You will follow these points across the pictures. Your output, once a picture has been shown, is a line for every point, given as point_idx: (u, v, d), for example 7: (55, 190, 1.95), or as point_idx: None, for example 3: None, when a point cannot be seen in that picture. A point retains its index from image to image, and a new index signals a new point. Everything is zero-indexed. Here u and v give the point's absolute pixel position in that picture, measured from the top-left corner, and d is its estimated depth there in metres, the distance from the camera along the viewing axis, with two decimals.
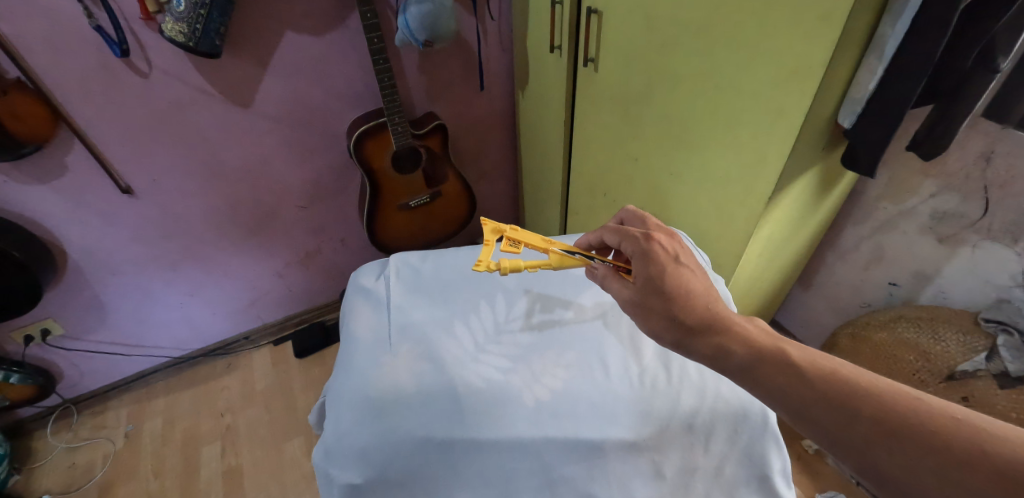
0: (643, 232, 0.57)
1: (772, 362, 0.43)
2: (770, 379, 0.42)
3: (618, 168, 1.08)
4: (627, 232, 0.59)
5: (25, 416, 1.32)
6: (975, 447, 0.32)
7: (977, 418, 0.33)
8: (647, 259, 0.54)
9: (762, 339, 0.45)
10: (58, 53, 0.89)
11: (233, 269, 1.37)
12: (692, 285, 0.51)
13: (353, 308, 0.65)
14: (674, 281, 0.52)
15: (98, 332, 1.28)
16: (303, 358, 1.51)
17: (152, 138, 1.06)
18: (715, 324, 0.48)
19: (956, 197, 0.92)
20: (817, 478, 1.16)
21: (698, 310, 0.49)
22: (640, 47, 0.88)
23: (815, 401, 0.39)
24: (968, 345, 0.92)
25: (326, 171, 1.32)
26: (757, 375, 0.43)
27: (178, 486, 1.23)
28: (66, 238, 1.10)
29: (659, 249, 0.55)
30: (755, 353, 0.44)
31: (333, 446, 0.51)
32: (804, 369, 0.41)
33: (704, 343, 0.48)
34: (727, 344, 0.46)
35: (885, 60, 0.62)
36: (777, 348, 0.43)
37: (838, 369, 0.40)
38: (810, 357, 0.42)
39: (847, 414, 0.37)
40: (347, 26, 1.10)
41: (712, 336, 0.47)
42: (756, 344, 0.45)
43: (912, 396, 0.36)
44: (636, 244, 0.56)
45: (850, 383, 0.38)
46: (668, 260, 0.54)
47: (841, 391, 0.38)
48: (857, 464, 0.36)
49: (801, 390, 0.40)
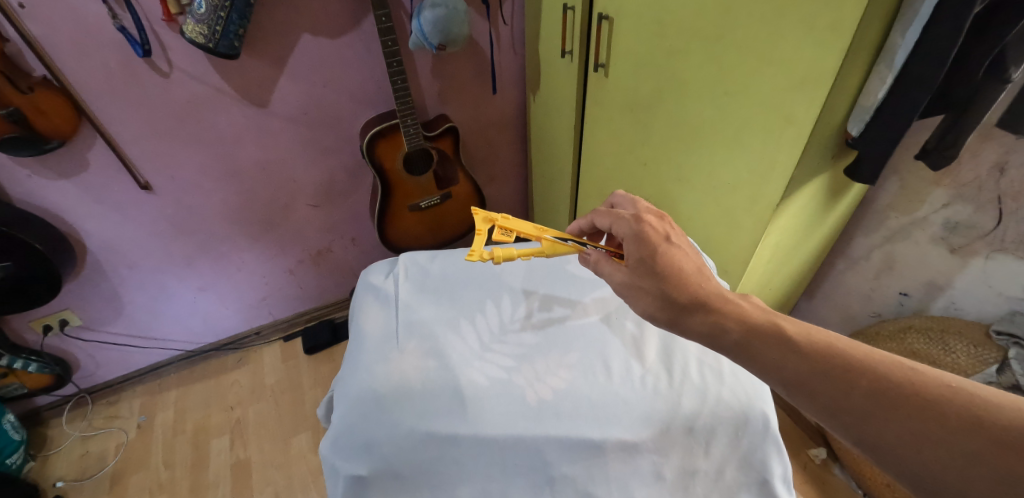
0: (633, 214, 0.58)
1: (770, 339, 0.44)
2: (766, 354, 0.43)
3: (627, 173, 1.08)
4: (619, 216, 0.59)
5: (41, 404, 1.36)
6: (969, 413, 0.33)
7: (970, 386, 0.35)
8: (639, 241, 0.55)
9: (756, 315, 0.46)
10: (84, 52, 0.92)
11: (245, 265, 1.39)
12: (684, 267, 0.52)
13: (362, 305, 0.67)
14: (670, 262, 0.52)
15: (114, 324, 1.32)
16: (313, 355, 1.53)
17: (170, 136, 1.09)
18: (709, 302, 0.49)
19: (969, 207, 0.91)
20: (823, 488, 1.15)
21: (690, 288, 0.50)
22: (650, 52, 0.88)
23: (813, 375, 0.40)
24: (979, 357, 0.93)
25: (338, 172, 1.34)
26: (754, 351, 0.44)
27: (188, 476, 1.25)
28: (86, 232, 1.13)
29: (651, 230, 0.56)
30: (751, 329, 0.45)
31: (341, 435, 0.52)
32: (800, 343, 0.42)
33: (699, 320, 0.48)
34: (724, 321, 0.47)
35: (895, 69, 0.62)
36: (772, 323, 0.45)
37: (834, 343, 0.41)
38: (806, 331, 0.43)
39: (844, 386, 0.38)
40: (362, 29, 1.12)
41: (707, 314, 0.48)
42: (752, 320, 0.46)
43: (907, 366, 0.38)
44: (626, 226, 0.57)
45: (848, 356, 0.40)
46: (661, 242, 0.54)
47: (838, 364, 0.40)
48: (855, 435, 0.37)
49: (800, 363, 0.41)
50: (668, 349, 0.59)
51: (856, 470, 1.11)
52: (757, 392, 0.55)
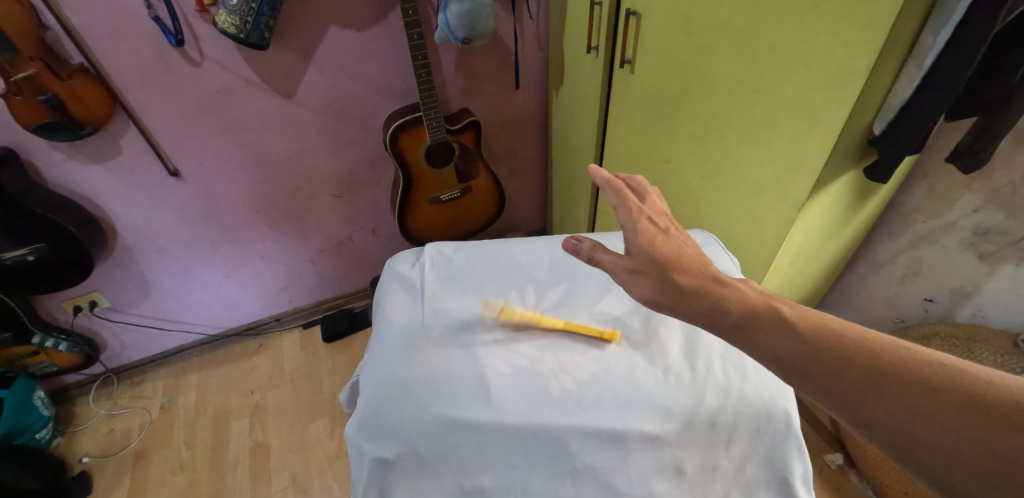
0: (636, 202, 0.53)
1: (767, 320, 0.41)
2: (765, 337, 0.40)
3: (650, 169, 1.08)
4: (624, 199, 0.53)
5: (70, 382, 1.41)
6: (960, 390, 0.32)
7: (961, 363, 0.34)
8: (641, 234, 0.50)
9: (755, 297, 0.43)
10: (121, 41, 0.94)
11: (269, 253, 1.42)
12: (685, 256, 0.48)
13: (389, 292, 0.68)
14: (670, 249, 0.49)
15: (141, 306, 1.35)
16: (331, 343, 1.56)
17: (200, 125, 1.11)
18: (709, 289, 0.45)
19: (1001, 213, 0.89)
20: (838, 492, 1.14)
21: (692, 276, 0.47)
22: (678, 48, 0.88)
23: (809, 356, 0.38)
24: (1006, 365, 0.92)
25: (361, 163, 1.36)
26: (752, 333, 0.41)
27: (208, 457, 1.28)
28: (117, 217, 1.16)
29: (650, 226, 0.51)
30: (752, 311, 0.41)
31: (366, 419, 0.54)
32: (797, 324, 0.39)
33: (699, 303, 0.45)
34: (722, 302, 0.43)
35: (925, 69, 0.61)
36: (771, 307, 0.41)
37: (829, 323, 0.39)
38: (804, 313, 0.40)
39: (838, 366, 0.36)
40: (388, 22, 1.13)
41: (706, 297, 0.45)
42: (751, 302, 0.42)
43: (900, 344, 0.36)
44: (630, 216, 0.52)
45: (843, 336, 0.37)
46: (657, 231, 0.51)
47: (833, 343, 0.37)
48: (850, 415, 0.35)
49: (792, 344, 0.39)
50: (691, 345, 0.59)
51: (874, 477, 1.09)
52: (781, 392, 0.55)
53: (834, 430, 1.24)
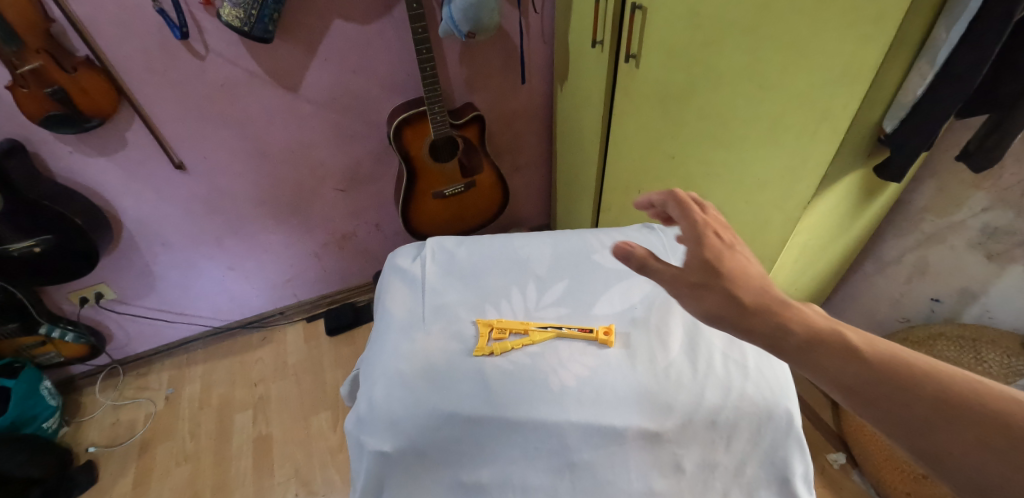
0: (703, 216, 0.50)
1: (831, 345, 0.38)
2: (827, 362, 0.37)
3: (655, 165, 1.07)
4: (689, 212, 0.51)
5: (76, 373, 1.42)
6: None
7: None
8: (701, 245, 0.47)
9: (819, 320, 0.40)
10: (125, 34, 0.94)
11: (273, 246, 1.43)
12: (751, 270, 0.45)
13: (389, 287, 0.68)
14: (733, 265, 0.45)
15: (147, 298, 1.36)
16: (335, 336, 1.56)
17: (205, 118, 1.11)
18: (770, 303, 0.42)
19: (1010, 212, 0.87)
20: (840, 492, 1.14)
21: (752, 288, 0.43)
22: (684, 43, 0.87)
23: (877, 386, 0.34)
24: (1012, 367, 0.90)
25: (365, 157, 1.36)
26: (814, 356, 0.38)
27: (212, 448, 1.30)
28: (122, 209, 1.17)
29: (716, 240, 0.48)
30: (816, 334, 0.38)
31: (366, 414, 0.54)
32: (866, 352, 0.36)
33: (757, 319, 0.42)
34: (783, 322, 0.40)
35: (937, 66, 0.60)
36: (835, 330, 0.38)
37: (904, 354, 0.35)
38: (874, 341, 0.37)
39: (910, 400, 0.33)
40: (393, 15, 1.13)
41: (768, 315, 0.41)
42: (814, 324, 0.39)
43: (991, 386, 0.32)
44: (692, 228, 0.49)
45: (916, 368, 0.34)
46: (724, 246, 0.48)
47: (907, 376, 0.34)
48: (921, 453, 0.32)
49: (857, 370, 0.35)
50: (692, 342, 0.59)
51: (876, 476, 1.09)
52: (783, 390, 0.54)
53: (836, 429, 1.24)
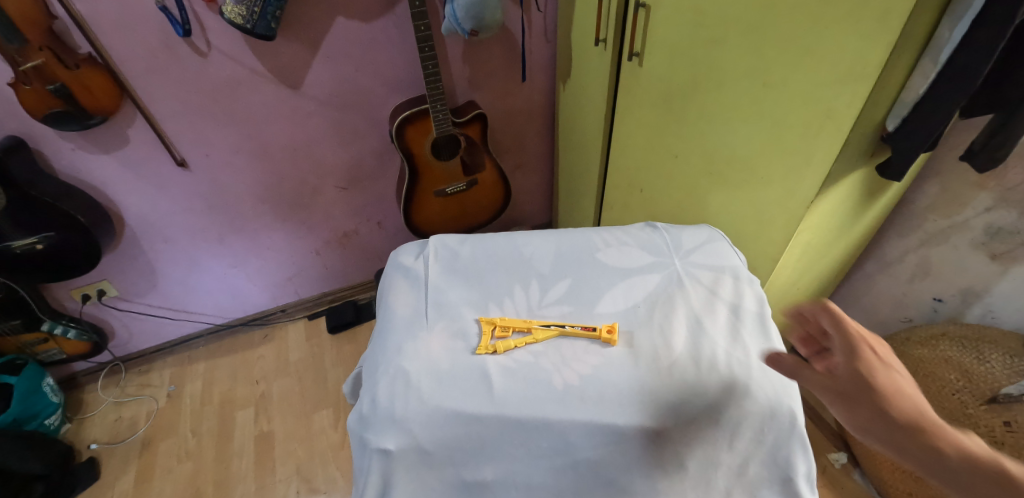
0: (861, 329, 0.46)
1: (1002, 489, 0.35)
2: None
3: (658, 164, 1.07)
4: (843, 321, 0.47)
5: (78, 370, 1.43)
6: None
7: None
8: (856, 359, 0.44)
9: (983, 453, 0.37)
10: (127, 31, 0.94)
11: (275, 244, 1.43)
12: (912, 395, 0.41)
13: (392, 285, 0.68)
14: (891, 385, 0.42)
15: (149, 296, 1.37)
16: (336, 334, 1.57)
17: (207, 116, 1.11)
18: (925, 427, 0.39)
19: (1014, 212, 0.86)
20: (842, 491, 1.14)
21: (905, 409, 0.40)
22: (688, 41, 0.87)
23: None
24: (1013, 367, 0.87)
25: (367, 155, 1.36)
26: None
27: (213, 445, 1.30)
28: (124, 207, 1.17)
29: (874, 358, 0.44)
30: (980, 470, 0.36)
31: (370, 412, 0.54)
32: None
33: (913, 446, 0.39)
34: (935, 446, 0.38)
35: (939, 64, 0.59)
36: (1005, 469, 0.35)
37: None
38: None
39: None
40: (395, 13, 1.12)
41: (924, 440, 0.38)
42: (976, 457, 0.37)
43: None
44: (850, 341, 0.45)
45: None
46: (880, 363, 0.44)
47: None
48: None
49: None
50: (695, 341, 0.59)
51: (877, 476, 1.09)
52: (786, 389, 0.54)
53: (838, 429, 1.24)
